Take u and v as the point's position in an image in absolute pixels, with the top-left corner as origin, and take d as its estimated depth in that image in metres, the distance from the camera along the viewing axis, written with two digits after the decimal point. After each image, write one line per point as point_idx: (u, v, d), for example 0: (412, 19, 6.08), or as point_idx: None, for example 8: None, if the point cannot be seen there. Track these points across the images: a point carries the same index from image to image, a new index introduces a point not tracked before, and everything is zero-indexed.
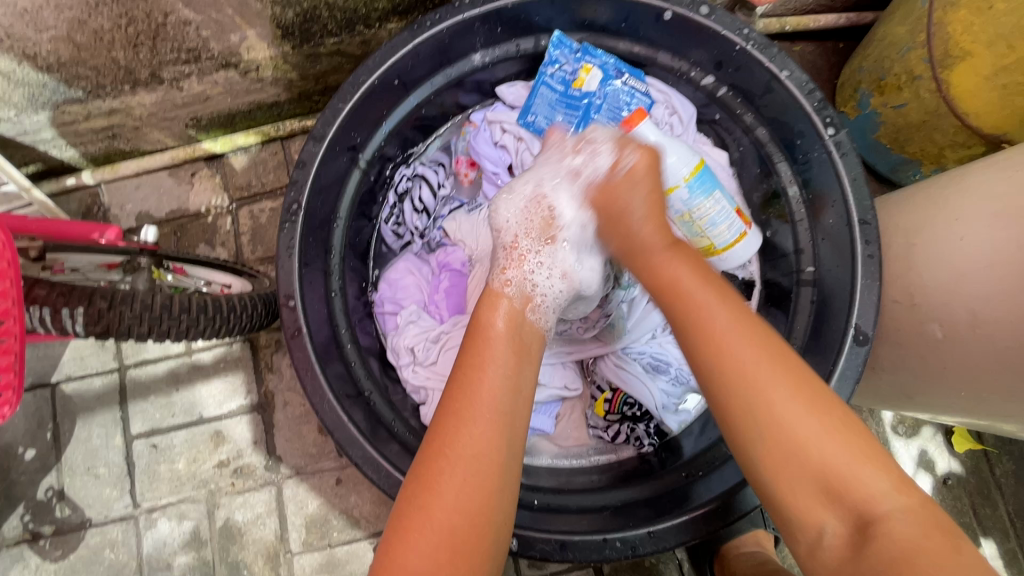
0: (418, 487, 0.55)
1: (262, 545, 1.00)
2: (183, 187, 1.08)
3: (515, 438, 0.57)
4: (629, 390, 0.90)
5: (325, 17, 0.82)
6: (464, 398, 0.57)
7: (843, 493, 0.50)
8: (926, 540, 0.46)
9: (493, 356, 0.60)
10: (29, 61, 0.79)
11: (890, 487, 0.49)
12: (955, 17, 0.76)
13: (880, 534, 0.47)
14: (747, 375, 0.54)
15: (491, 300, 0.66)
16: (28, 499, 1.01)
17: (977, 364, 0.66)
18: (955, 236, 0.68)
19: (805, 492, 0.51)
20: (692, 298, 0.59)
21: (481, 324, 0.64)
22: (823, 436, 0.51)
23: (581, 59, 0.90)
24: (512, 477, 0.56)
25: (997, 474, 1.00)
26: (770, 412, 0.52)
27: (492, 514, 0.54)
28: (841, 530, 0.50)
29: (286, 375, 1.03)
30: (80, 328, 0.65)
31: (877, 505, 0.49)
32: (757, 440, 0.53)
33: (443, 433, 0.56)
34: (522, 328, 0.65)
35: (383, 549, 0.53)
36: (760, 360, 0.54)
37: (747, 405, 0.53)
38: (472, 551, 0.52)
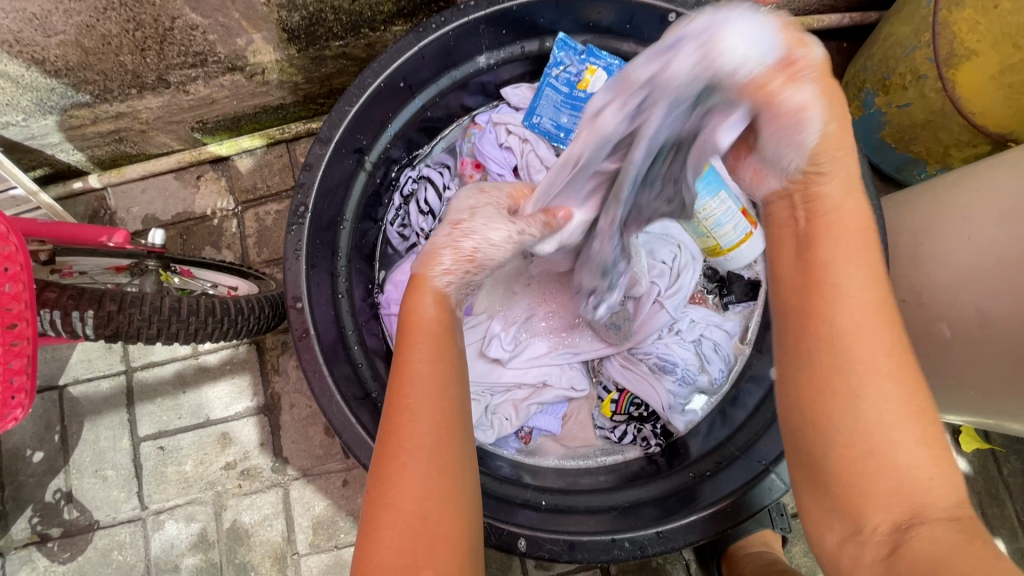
0: (380, 483, 0.50)
1: (269, 547, 1.00)
2: (189, 190, 1.08)
3: (464, 421, 0.54)
4: (634, 390, 0.92)
5: (330, 20, 0.82)
6: (404, 387, 0.53)
7: (908, 490, 0.42)
8: (972, 543, 0.39)
9: (428, 339, 0.56)
10: (38, 66, 0.79)
11: (953, 497, 0.42)
12: (960, 16, 0.77)
13: (918, 539, 0.41)
14: (851, 347, 0.45)
15: (416, 286, 0.60)
16: (36, 501, 1.02)
17: (987, 363, 0.66)
18: (961, 235, 0.68)
19: (865, 483, 0.43)
20: (829, 254, 0.47)
21: (408, 313, 0.59)
22: (907, 428, 0.43)
23: (586, 60, 0.90)
24: (468, 459, 0.53)
25: (1005, 473, 0.99)
26: (867, 386, 0.44)
27: (461, 503, 0.51)
28: (885, 530, 0.43)
29: (292, 377, 1.04)
30: (90, 331, 0.66)
31: (930, 507, 0.42)
32: (833, 418, 0.45)
33: (393, 425, 0.52)
34: (451, 315, 0.61)
35: (360, 548, 0.49)
36: (873, 331, 0.45)
37: (840, 379, 0.45)
38: (444, 541, 0.48)
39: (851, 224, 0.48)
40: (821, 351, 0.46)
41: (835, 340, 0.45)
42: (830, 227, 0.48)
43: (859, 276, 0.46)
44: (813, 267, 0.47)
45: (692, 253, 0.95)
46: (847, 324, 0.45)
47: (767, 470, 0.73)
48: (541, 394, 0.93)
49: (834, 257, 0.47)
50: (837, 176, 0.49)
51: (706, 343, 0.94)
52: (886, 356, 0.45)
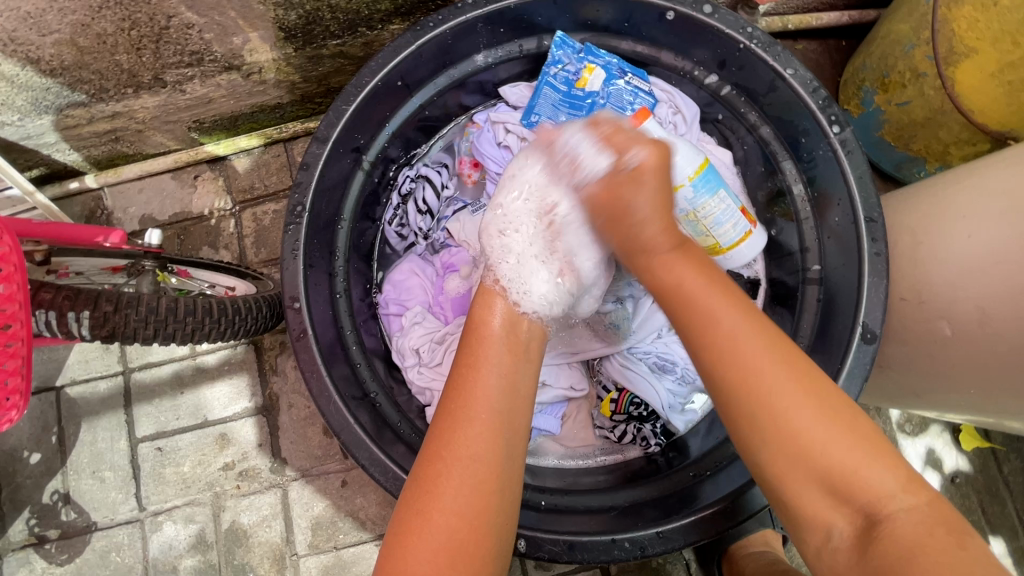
0: (419, 486, 0.53)
1: (268, 547, 1.00)
2: (186, 190, 1.08)
3: (512, 443, 0.56)
4: (635, 390, 0.89)
5: (327, 19, 0.82)
6: (462, 396, 0.57)
7: (848, 488, 0.48)
8: (929, 538, 0.45)
9: (489, 355, 0.60)
10: (33, 65, 0.79)
11: (896, 486, 0.48)
12: (960, 13, 0.76)
13: (887, 533, 0.46)
14: (754, 375, 0.52)
15: (486, 298, 0.67)
16: (33, 503, 1.01)
17: (987, 362, 0.65)
18: (960, 233, 0.68)
19: (812, 493, 0.50)
20: (704, 305, 0.56)
21: (477, 323, 0.65)
22: (829, 433, 0.49)
23: (584, 59, 0.90)
24: (512, 477, 0.55)
25: (1005, 472, 0.99)
26: (776, 407, 0.51)
27: (492, 522, 0.52)
28: (844, 529, 0.48)
29: (290, 378, 1.03)
30: (86, 332, 0.65)
31: (883, 505, 0.47)
32: (767, 443, 0.51)
33: (442, 432, 0.55)
34: (519, 329, 0.65)
35: (390, 548, 0.52)
36: (765, 355, 0.53)
37: (761, 404, 0.51)
38: (472, 554, 0.50)
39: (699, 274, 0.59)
40: (734, 386, 0.52)
41: (740, 373, 0.52)
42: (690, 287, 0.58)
43: (734, 314, 0.55)
44: (695, 315, 0.56)
45: None
46: (750, 351, 0.53)
47: None
48: (540, 393, 0.93)
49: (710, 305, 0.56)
50: (662, 222, 0.62)
51: None
52: (788, 373, 0.52)
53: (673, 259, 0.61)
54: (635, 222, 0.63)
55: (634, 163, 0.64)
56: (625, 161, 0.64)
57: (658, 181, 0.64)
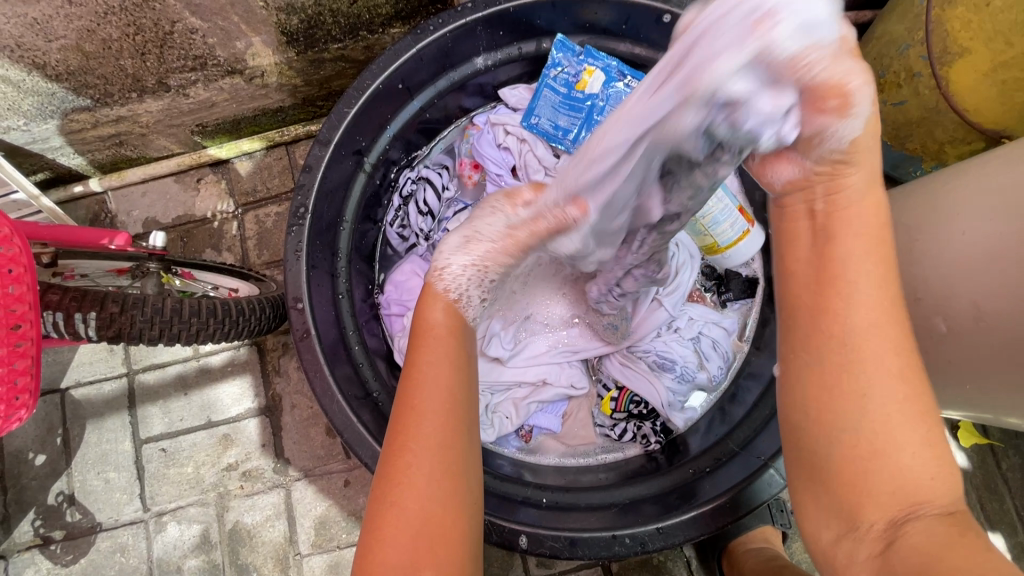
0: (384, 483, 0.51)
1: (272, 547, 1.01)
2: (189, 193, 1.09)
3: (473, 424, 0.55)
4: (634, 389, 0.92)
5: (329, 22, 0.83)
6: (414, 390, 0.53)
7: (891, 479, 0.43)
8: (959, 537, 0.40)
9: (440, 342, 0.57)
10: (38, 70, 0.80)
11: (944, 494, 0.43)
12: (953, 14, 0.77)
13: (914, 532, 0.42)
14: (860, 345, 0.45)
15: (429, 295, 0.62)
16: (38, 504, 1.02)
17: (982, 356, 0.66)
18: (956, 229, 0.69)
19: (856, 477, 0.44)
20: (836, 256, 0.47)
21: (424, 318, 0.59)
22: (908, 430, 0.43)
23: (584, 61, 0.91)
24: (472, 465, 0.53)
25: (1003, 468, 1.00)
26: (861, 368, 0.45)
27: (465, 507, 0.51)
28: (880, 526, 0.43)
29: (293, 378, 1.04)
30: (92, 332, 0.66)
31: (923, 506, 0.42)
32: (835, 413, 0.45)
33: (399, 431, 0.52)
34: (463, 319, 0.61)
35: (364, 547, 0.50)
36: (878, 322, 0.45)
37: (842, 364, 0.45)
38: (445, 546, 0.49)
39: (866, 229, 0.48)
40: (823, 346, 0.46)
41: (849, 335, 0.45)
42: (841, 230, 0.48)
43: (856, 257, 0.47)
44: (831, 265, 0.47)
45: (691, 252, 0.95)
46: (861, 324, 0.45)
47: (766, 466, 0.73)
48: (540, 392, 0.94)
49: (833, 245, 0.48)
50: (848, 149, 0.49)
51: (705, 341, 0.94)
52: (896, 354, 0.45)
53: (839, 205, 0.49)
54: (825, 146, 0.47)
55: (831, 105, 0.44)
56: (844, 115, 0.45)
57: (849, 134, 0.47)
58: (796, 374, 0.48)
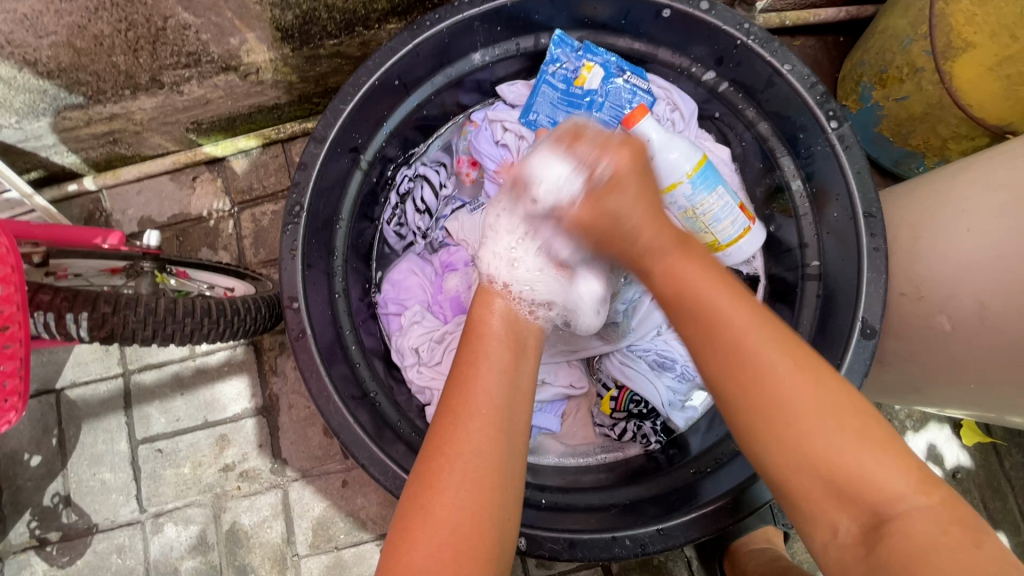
0: (420, 481, 0.53)
1: (269, 548, 1.00)
2: (185, 191, 1.08)
3: (513, 435, 0.55)
4: (635, 387, 0.89)
5: (324, 18, 0.82)
6: (463, 391, 0.56)
7: (856, 489, 0.47)
8: (945, 536, 0.44)
9: (488, 352, 0.60)
10: (29, 67, 0.79)
11: (907, 485, 0.46)
12: (957, 7, 0.76)
13: (893, 534, 0.45)
14: (761, 375, 0.51)
15: (484, 299, 0.67)
16: (34, 505, 1.01)
17: (987, 356, 0.65)
18: (960, 226, 0.68)
19: (820, 493, 0.48)
20: (711, 306, 0.54)
21: (477, 323, 0.64)
22: (836, 435, 0.48)
23: (582, 57, 0.90)
24: (514, 472, 0.54)
25: (1007, 467, 0.99)
26: (777, 400, 0.50)
27: (497, 518, 0.52)
28: (854, 531, 0.47)
29: (290, 378, 1.03)
30: (84, 333, 0.65)
31: (894, 504, 0.46)
32: (773, 440, 0.50)
33: (442, 431, 0.54)
34: (518, 326, 0.65)
35: (391, 545, 0.51)
36: (775, 358, 0.51)
37: (757, 401, 0.50)
38: (475, 549, 0.49)
39: (701, 268, 0.58)
40: (741, 386, 0.51)
41: (749, 373, 0.51)
42: (698, 287, 0.56)
43: (732, 306, 0.54)
44: (704, 317, 0.54)
45: None
46: (752, 358, 0.51)
47: None
48: (540, 392, 0.93)
49: (712, 298, 0.55)
50: (658, 223, 0.62)
51: None
52: (793, 369, 0.51)
53: (677, 258, 0.59)
54: (626, 232, 0.62)
55: (608, 172, 0.63)
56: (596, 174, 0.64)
57: (636, 179, 0.64)
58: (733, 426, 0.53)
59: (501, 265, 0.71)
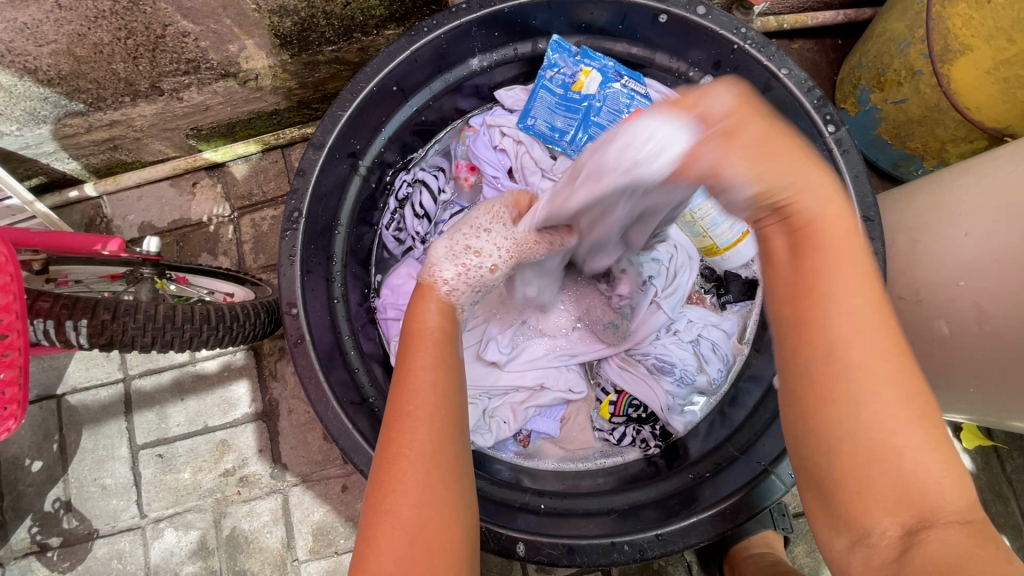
0: (379, 488, 0.49)
1: (269, 553, 1.00)
2: (185, 197, 1.08)
3: (464, 426, 0.53)
4: (633, 392, 0.91)
5: (323, 24, 0.82)
6: (410, 393, 0.52)
7: (910, 493, 0.40)
8: (978, 550, 0.39)
9: (428, 346, 0.56)
10: (30, 75, 0.79)
11: (959, 500, 0.41)
12: (954, 11, 0.76)
13: (932, 542, 0.40)
14: (854, 350, 0.42)
15: (421, 294, 0.64)
16: (35, 511, 1.01)
17: (987, 360, 0.65)
18: (958, 231, 0.67)
19: (875, 491, 0.41)
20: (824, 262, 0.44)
21: (413, 320, 0.60)
22: (910, 430, 0.41)
23: (580, 62, 0.91)
24: (466, 472, 0.51)
25: (1008, 470, 0.99)
26: (865, 384, 0.41)
27: (461, 511, 0.49)
28: (893, 535, 0.41)
29: (290, 383, 1.04)
30: (84, 340, 0.66)
31: (943, 514, 0.40)
32: (839, 416, 0.42)
33: (394, 432, 0.50)
34: (454, 322, 0.62)
35: (358, 556, 0.47)
36: (876, 335, 0.42)
37: (844, 384, 0.42)
38: (445, 547, 0.47)
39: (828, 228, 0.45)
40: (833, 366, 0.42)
41: (845, 341, 0.42)
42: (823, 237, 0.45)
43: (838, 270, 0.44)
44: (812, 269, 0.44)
45: (688, 253, 0.95)
46: (843, 330, 0.42)
47: (767, 471, 0.72)
48: (539, 396, 0.93)
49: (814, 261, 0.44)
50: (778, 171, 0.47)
51: (704, 343, 0.93)
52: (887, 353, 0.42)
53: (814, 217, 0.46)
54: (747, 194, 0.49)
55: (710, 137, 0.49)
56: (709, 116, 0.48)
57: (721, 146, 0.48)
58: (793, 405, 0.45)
59: (465, 275, 0.68)
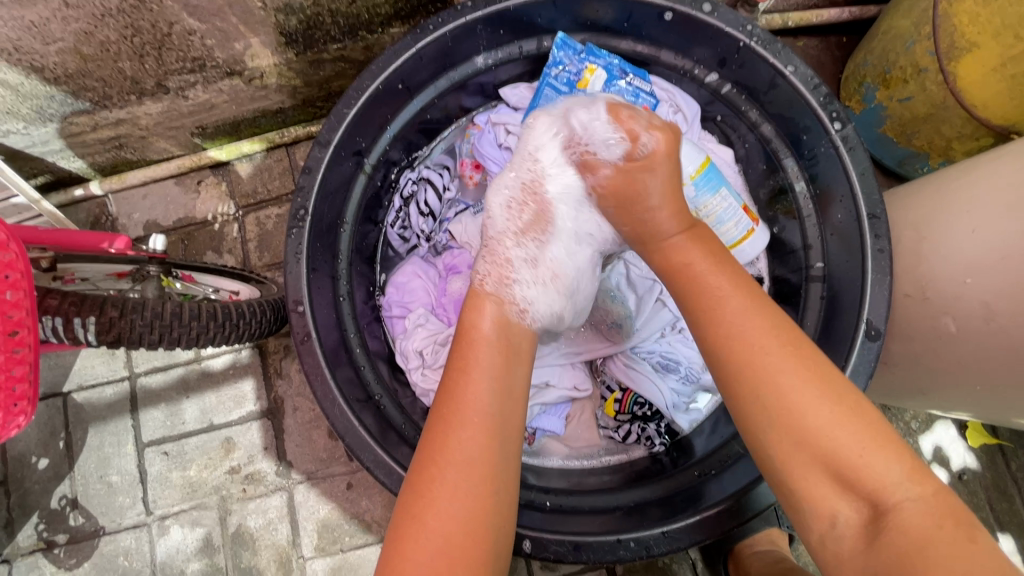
0: (413, 495, 0.54)
1: (274, 550, 1.00)
2: (189, 196, 1.08)
3: (506, 441, 0.57)
4: (640, 389, 0.89)
5: (328, 23, 0.83)
6: (455, 402, 0.57)
7: (856, 478, 0.49)
8: (938, 531, 0.46)
9: (479, 359, 0.60)
10: (37, 74, 0.79)
11: (902, 472, 0.49)
12: (961, 8, 0.76)
13: (893, 523, 0.47)
14: (763, 361, 0.53)
15: (474, 303, 0.66)
16: (41, 508, 1.02)
17: (993, 358, 0.65)
18: (965, 229, 0.67)
19: (824, 481, 0.50)
20: (705, 292, 0.58)
21: (467, 328, 0.64)
22: (843, 423, 0.50)
23: (585, 59, 0.90)
24: (506, 478, 0.55)
25: (1013, 468, 0.99)
26: (787, 391, 0.51)
27: (492, 524, 0.53)
28: (854, 520, 0.49)
29: (295, 381, 1.04)
30: (92, 337, 0.66)
31: (891, 493, 0.48)
32: (774, 424, 0.52)
33: (433, 445, 0.55)
34: (510, 331, 0.65)
35: (387, 551, 0.52)
36: (773, 347, 0.53)
37: (770, 396, 0.52)
38: (468, 559, 0.51)
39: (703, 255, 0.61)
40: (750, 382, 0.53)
41: (749, 360, 0.53)
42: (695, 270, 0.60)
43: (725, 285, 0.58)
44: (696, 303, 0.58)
45: None
46: (745, 333, 0.54)
47: None
48: (545, 394, 0.93)
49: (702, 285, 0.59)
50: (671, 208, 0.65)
51: None
52: (795, 361, 0.53)
53: (681, 245, 0.63)
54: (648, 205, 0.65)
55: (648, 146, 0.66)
56: (638, 147, 0.66)
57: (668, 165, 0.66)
58: (754, 426, 0.53)
59: (498, 267, 0.70)
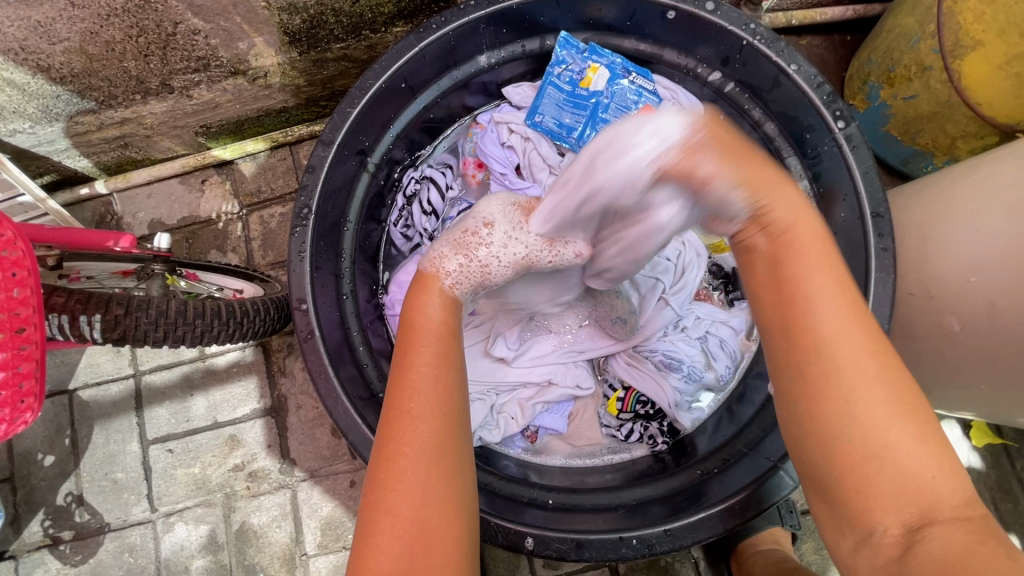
0: (378, 487, 0.49)
1: (278, 547, 1.01)
2: (194, 194, 1.09)
3: (467, 420, 0.53)
4: (642, 389, 0.91)
5: (332, 22, 0.83)
6: (408, 386, 0.52)
7: (905, 488, 0.41)
8: (981, 546, 0.39)
9: (425, 340, 0.55)
10: (44, 73, 0.80)
11: (954, 494, 0.42)
12: (965, 5, 0.76)
13: (932, 539, 0.40)
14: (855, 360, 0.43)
15: (425, 290, 0.61)
16: (47, 505, 1.03)
17: (998, 356, 0.65)
18: (970, 228, 0.67)
19: (867, 490, 0.42)
20: (799, 270, 0.47)
21: (413, 314, 0.58)
22: (903, 429, 0.42)
23: (588, 58, 0.90)
24: (466, 459, 0.52)
25: (1018, 468, 0.98)
26: (853, 385, 0.43)
27: (463, 504, 0.49)
28: (892, 533, 0.41)
29: (298, 379, 1.04)
30: (97, 334, 0.67)
31: (938, 509, 0.41)
32: (829, 420, 0.43)
33: (393, 432, 0.50)
34: (458, 318, 0.60)
35: (357, 548, 0.47)
36: (862, 338, 0.44)
37: (831, 389, 0.43)
38: (444, 542, 0.47)
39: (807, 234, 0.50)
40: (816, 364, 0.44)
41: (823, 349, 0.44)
42: (791, 245, 0.48)
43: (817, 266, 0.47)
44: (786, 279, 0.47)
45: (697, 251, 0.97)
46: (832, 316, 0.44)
47: (776, 467, 0.72)
48: (547, 393, 0.94)
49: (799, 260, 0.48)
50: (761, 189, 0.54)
51: (712, 340, 0.94)
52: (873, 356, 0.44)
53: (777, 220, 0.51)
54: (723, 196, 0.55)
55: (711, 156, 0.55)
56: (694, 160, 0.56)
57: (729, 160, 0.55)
58: (794, 417, 0.45)
59: (468, 270, 0.64)
